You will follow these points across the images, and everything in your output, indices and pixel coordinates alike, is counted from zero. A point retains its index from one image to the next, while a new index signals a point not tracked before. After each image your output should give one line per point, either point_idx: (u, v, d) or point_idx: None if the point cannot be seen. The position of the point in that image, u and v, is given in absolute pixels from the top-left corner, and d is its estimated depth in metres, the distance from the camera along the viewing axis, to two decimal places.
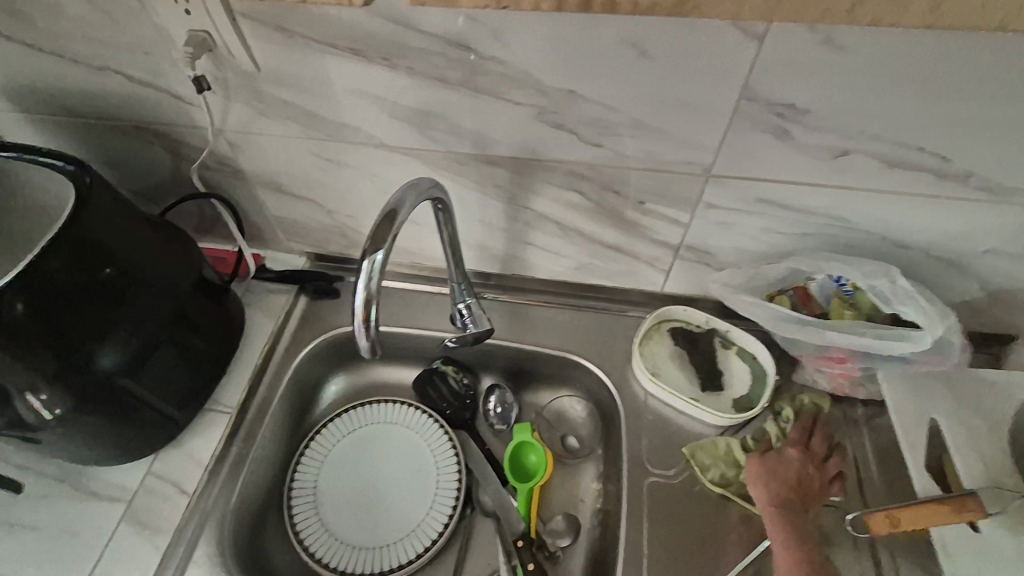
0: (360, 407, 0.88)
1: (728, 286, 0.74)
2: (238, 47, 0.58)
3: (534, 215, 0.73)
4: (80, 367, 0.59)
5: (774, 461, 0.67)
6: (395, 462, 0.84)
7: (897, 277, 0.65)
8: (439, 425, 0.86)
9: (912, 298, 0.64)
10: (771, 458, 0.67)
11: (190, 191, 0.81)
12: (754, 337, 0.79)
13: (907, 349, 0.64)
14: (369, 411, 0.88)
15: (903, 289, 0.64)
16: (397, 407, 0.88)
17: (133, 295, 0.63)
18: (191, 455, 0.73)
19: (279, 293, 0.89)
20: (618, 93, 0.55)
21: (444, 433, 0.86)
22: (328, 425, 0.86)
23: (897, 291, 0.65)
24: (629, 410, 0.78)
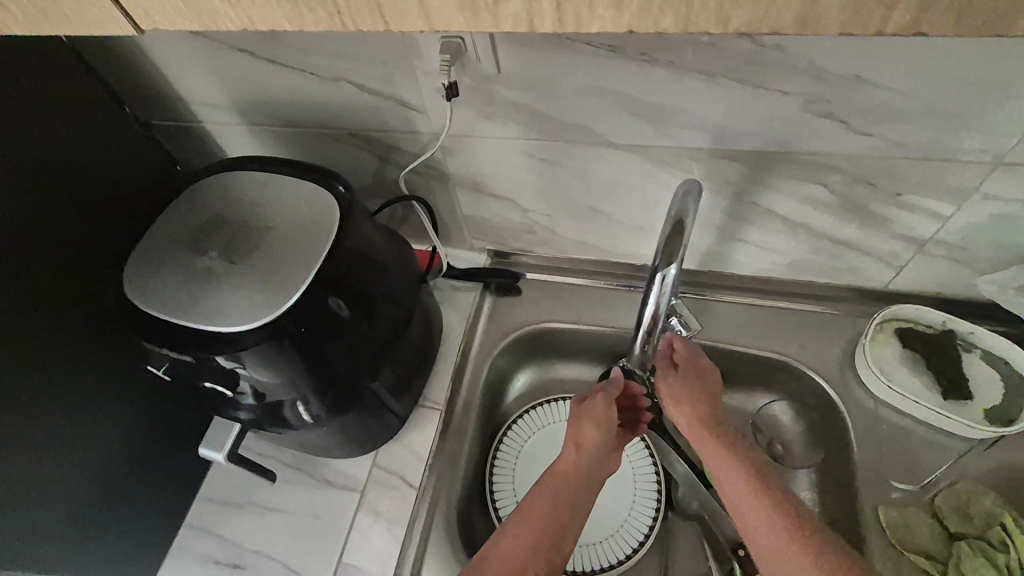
0: (549, 403, 0.86)
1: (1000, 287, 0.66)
2: (485, 53, 0.57)
3: (759, 211, 0.68)
4: (339, 380, 0.61)
5: (699, 381, 0.69)
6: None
7: None
8: None
9: None
10: (704, 387, 0.69)
11: (390, 193, 0.82)
12: (1006, 339, 0.70)
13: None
14: (557, 407, 0.86)
15: None
16: None
17: (377, 308, 0.63)
18: (411, 449, 0.76)
19: (465, 290, 0.90)
20: (918, 77, 0.50)
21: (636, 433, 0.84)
22: (518, 421, 0.86)
23: None
24: (856, 417, 0.72)
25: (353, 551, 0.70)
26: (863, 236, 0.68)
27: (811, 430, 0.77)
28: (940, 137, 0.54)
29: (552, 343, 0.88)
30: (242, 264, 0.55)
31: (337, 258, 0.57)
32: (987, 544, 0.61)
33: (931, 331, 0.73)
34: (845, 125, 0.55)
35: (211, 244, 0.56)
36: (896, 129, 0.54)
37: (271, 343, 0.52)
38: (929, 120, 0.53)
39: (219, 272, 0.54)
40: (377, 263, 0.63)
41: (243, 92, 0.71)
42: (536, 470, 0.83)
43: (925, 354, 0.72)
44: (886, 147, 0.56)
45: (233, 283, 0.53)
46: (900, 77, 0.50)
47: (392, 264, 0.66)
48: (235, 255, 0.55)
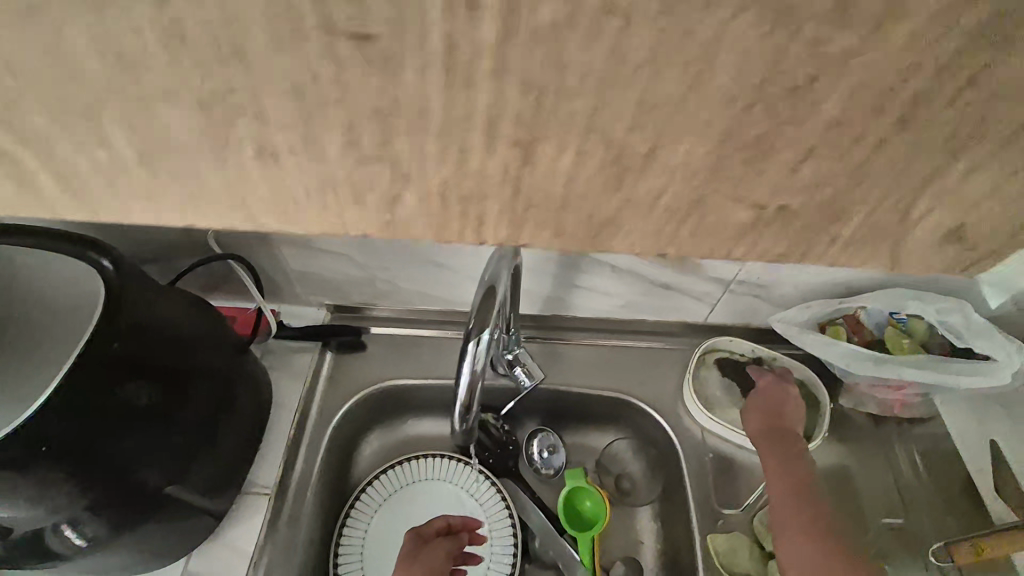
0: (404, 464, 0.80)
1: (789, 323, 0.74)
2: None
3: (588, 259, 0.70)
4: (125, 493, 0.52)
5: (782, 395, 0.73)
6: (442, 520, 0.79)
7: (970, 311, 0.66)
8: (482, 474, 0.80)
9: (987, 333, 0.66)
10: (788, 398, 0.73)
11: (203, 251, 0.73)
12: (802, 362, 0.78)
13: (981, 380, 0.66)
14: (413, 467, 0.80)
15: (977, 325, 0.66)
16: (440, 462, 0.81)
17: (181, 392, 0.56)
18: (233, 547, 0.66)
19: (302, 351, 0.82)
20: None
21: (490, 480, 0.80)
22: (373, 482, 0.78)
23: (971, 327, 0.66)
24: (688, 449, 0.77)
25: None
26: (682, 279, 0.73)
27: (653, 463, 0.81)
28: None
29: (402, 400, 0.83)
30: None
31: (108, 346, 0.48)
32: None
33: (744, 358, 0.80)
34: None
35: None
36: None
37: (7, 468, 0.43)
38: None
39: None
40: (178, 343, 0.56)
41: None
42: (387, 541, 0.76)
43: (741, 381, 0.79)
44: None
45: None
46: None
47: (199, 340, 0.59)
48: None
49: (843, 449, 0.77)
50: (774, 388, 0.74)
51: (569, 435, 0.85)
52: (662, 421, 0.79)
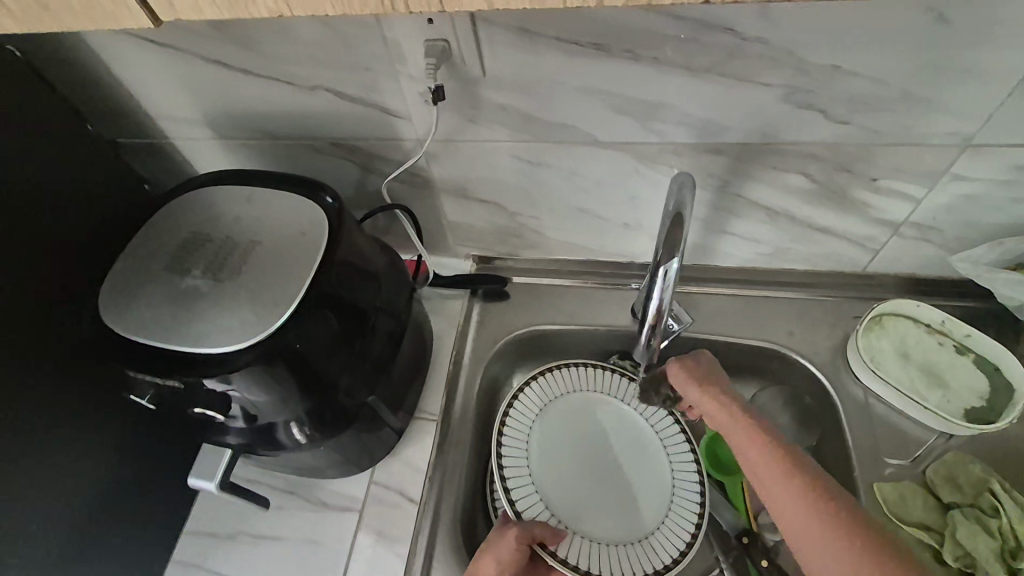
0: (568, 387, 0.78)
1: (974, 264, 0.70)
2: (472, 54, 0.56)
3: (742, 202, 0.70)
4: (335, 401, 0.59)
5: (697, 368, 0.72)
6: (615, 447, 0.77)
7: None
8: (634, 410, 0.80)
9: None
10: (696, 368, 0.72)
11: (373, 203, 0.80)
12: (1000, 345, 0.70)
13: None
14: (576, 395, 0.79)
15: None
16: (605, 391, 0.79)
17: (375, 321, 0.61)
18: (410, 463, 0.74)
19: (454, 298, 0.88)
20: (891, 66, 0.52)
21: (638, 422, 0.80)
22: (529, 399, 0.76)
23: None
24: (845, 399, 0.74)
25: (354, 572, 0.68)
26: (843, 222, 0.70)
27: (803, 412, 0.79)
28: (912, 122, 0.56)
29: (546, 346, 0.87)
30: (229, 281, 0.52)
31: (333, 268, 0.54)
32: (976, 509, 0.62)
33: (929, 328, 0.74)
34: (825, 115, 0.57)
35: (196, 263, 0.53)
36: (874, 117, 0.56)
37: (263, 366, 0.49)
38: (906, 104, 0.55)
39: (206, 291, 0.52)
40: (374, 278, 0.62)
41: (213, 105, 0.68)
42: (560, 464, 0.74)
43: (922, 349, 0.74)
44: (862, 135, 0.59)
45: (218, 305, 0.51)
46: (875, 64, 0.52)
47: (389, 279, 0.65)
48: (222, 274, 0.53)
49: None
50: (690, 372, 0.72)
51: None
52: (817, 372, 0.76)
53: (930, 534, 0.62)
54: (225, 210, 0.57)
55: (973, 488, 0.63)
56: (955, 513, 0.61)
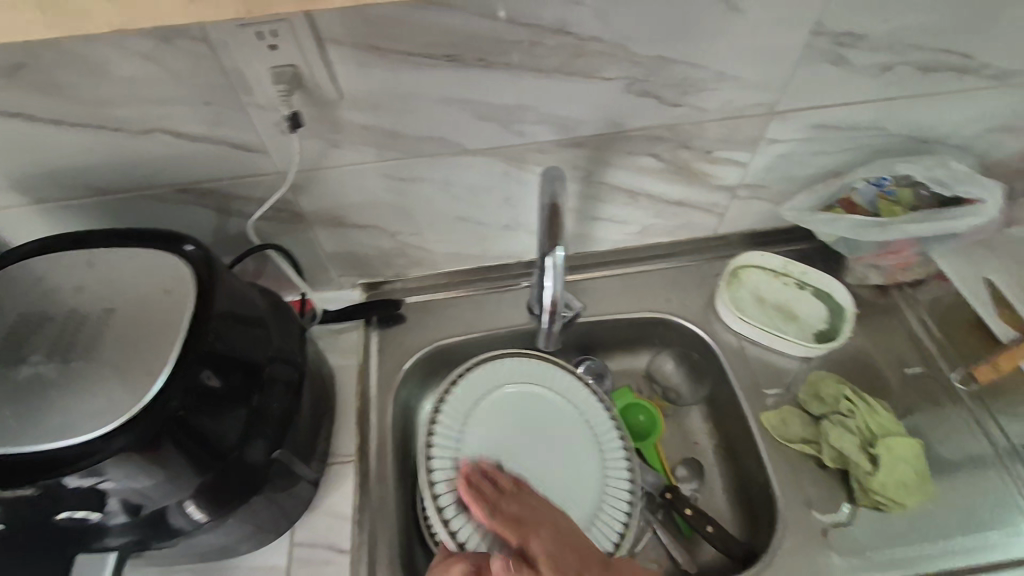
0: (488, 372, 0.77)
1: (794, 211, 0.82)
2: (323, 76, 0.55)
3: (606, 188, 0.76)
4: (239, 465, 0.53)
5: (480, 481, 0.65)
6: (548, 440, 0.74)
7: (946, 163, 0.75)
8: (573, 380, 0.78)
9: (967, 178, 0.75)
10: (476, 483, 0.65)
11: (239, 247, 0.74)
12: (828, 275, 0.84)
13: (965, 224, 0.76)
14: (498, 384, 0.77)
15: (955, 172, 0.75)
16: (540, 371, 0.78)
17: (269, 372, 0.56)
18: (333, 514, 0.69)
19: (348, 330, 0.84)
20: (705, 52, 0.60)
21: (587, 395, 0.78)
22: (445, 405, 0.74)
23: (951, 176, 0.76)
24: (724, 349, 0.83)
25: None
26: (693, 192, 0.79)
27: (692, 365, 0.87)
28: (729, 98, 0.65)
29: (451, 360, 0.86)
30: (84, 360, 0.45)
31: (212, 321, 0.49)
32: (838, 415, 0.73)
33: (775, 273, 0.86)
34: (660, 100, 0.64)
35: (35, 346, 0.46)
36: (699, 97, 0.65)
37: (142, 446, 0.43)
38: (722, 83, 0.63)
39: (53, 376, 0.45)
40: (259, 323, 0.56)
41: (20, 165, 0.58)
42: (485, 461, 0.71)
43: (773, 291, 0.86)
44: (694, 114, 0.67)
45: (73, 388, 0.44)
46: (693, 52, 0.59)
47: (275, 323, 0.60)
48: (71, 353, 0.46)
49: (859, 320, 0.84)
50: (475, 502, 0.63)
51: (609, 363, 0.90)
52: (697, 328, 0.85)
53: (811, 446, 0.72)
54: (62, 279, 0.50)
55: (834, 398, 0.74)
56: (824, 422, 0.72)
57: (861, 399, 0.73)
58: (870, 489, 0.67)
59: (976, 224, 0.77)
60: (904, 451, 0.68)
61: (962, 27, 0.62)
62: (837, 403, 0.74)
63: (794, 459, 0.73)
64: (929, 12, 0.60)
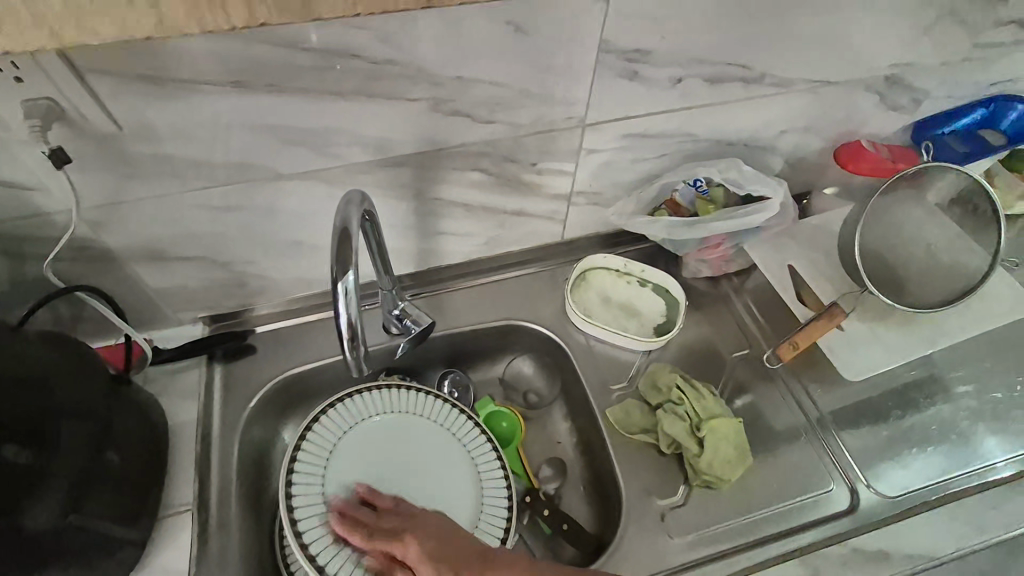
0: (362, 395, 0.75)
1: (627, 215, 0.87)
2: (92, 106, 0.52)
3: (442, 204, 0.77)
4: (17, 532, 0.50)
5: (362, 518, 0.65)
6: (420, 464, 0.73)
7: (742, 167, 0.85)
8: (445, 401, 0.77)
9: (758, 178, 0.85)
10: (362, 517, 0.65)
11: (42, 292, 0.68)
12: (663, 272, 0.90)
13: (764, 217, 0.85)
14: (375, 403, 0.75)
15: (749, 173, 0.85)
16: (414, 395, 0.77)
17: (52, 430, 0.54)
18: (165, 567, 0.65)
19: (187, 369, 0.79)
20: (503, 71, 0.62)
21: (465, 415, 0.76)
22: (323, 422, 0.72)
23: (744, 176, 0.85)
24: (575, 350, 0.86)
25: None
26: (530, 203, 0.82)
27: (550, 368, 0.90)
28: (539, 113, 0.69)
29: (307, 389, 0.84)
30: None
31: None
32: (672, 402, 0.78)
33: (618, 273, 0.91)
34: (472, 118, 0.66)
35: None
36: (509, 113, 0.67)
37: None
38: (528, 100, 0.66)
39: None
40: (38, 379, 0.54)
41: None
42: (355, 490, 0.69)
43: (618, 291, 0.90)
44: (509, 129, 0.69)
45: None
46: (491, 72, 0.62)
47: (70, 376, 0.57)
48: None
49: (696, 311, 0.91)
50: (369, 539, 0.62)
51: (473, 374, 0.91)
52: (550, 332, 0.88)
53: (649, 436, 0.77)
54: None
55: (667, 387, 0.79)
56: (660, 412, 0.78)
57: (691, 386, 0.79)
58: (700, 469, 0.74)
59: (774, 215, 0.86)
60: (727, 431, 0.75)
61: (735, 42, 0.69)
62: (670, 391, 0.79)
63: (637, 451, 0.78)
64: (701, 29, 0.66)
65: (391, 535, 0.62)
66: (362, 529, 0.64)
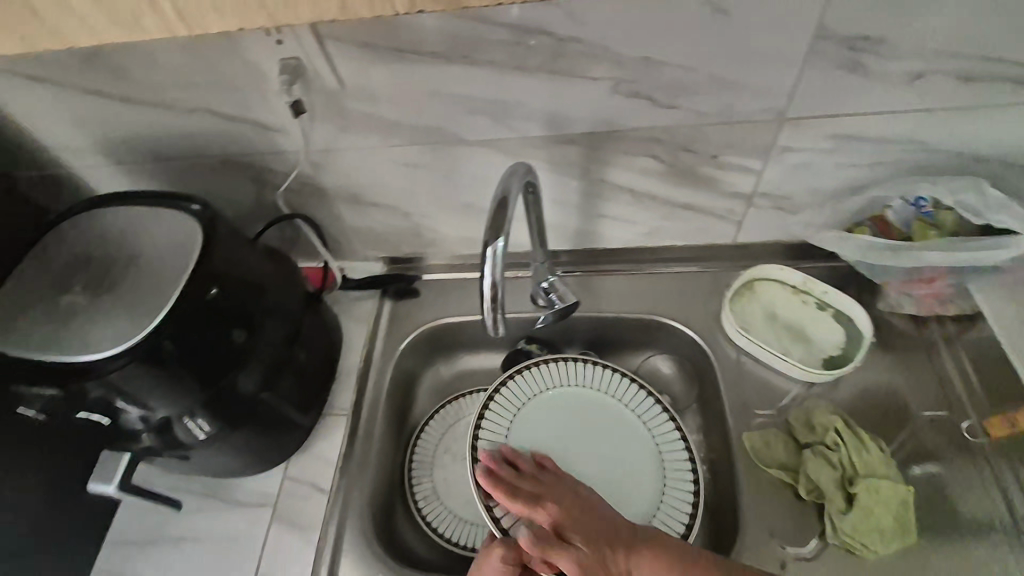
0: (545, 366, 0.79)
1: (817, 227, 0.77)
2: (326, 67, 0.62)
3: (608, 186, 0.76)
4: (228, 393, 0.64)
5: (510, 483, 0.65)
6: (598, 438, 0.76)
7: (985, 188, 0.68)
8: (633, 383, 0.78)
9: (1005, 207, 0.67)
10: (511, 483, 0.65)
11: (274, 215, 0.85)
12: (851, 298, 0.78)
13: (1006, 255, 0.68)
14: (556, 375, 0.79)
15: (993, 199, 0.68)
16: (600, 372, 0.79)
17: (261, 321, 0.67)
18: (320, 456, 0.78)
19: (365, 299, 0.93)
20: (696, 54, 0.58)
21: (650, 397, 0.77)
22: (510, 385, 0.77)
23: (987, 202, 0.68)
24: (722, 363, 0.80)
25: (268, 562, 0.71)
26: (703, 198, 0.76)
27: (691, 375, 0.85)
28: (728, 102, 0.63)
29: (455, 338, 0.92)
30: (107, 296, 0.57)
31: (210, 269, 0.60)
32: (824, 446, 0.69)
33: (794, 289, 0.81)
34: (653, 101, 0.63)
35: (77, 281, 0.58)
36: (694, 100, 0.63)
37: (138, 364, 0.54)
38: (717, 87, 0.62)
39: (85, 306, 0.57)
40: (257, 278, 0.67)
41: (103, 133, 0.71)
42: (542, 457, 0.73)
43: (788, 309, 0.81)
44: (691, 117, 0.65)
45: (96, 315, 0.56)
46: (681, 54, 0.58)
47: (275, 281, 0.70)
48: (101, 289, 0.58)
49: (882, 352, 0.77)
50: (525, 502, 0.64)
51: (609, 361, 0.91)
52: (698, 337, 0.82)
53: (786, 474, 0.69)
54: (108, 232, 0.62)
55: (823, 427, 0.69)
56: (806, 452, 0.68)
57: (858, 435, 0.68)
58: (839, 529, 0.63)
59: (1022, 255, 0.69)
60: (885, 497, 0.63)
61: (1012, 33, 0.55)
62: (824, 433, 0.69)
63: (767, 485, 0.69)
64: (961, 15, 0.54)
65: (535, 499, 0.64)
66: (520, 498, 0.64)
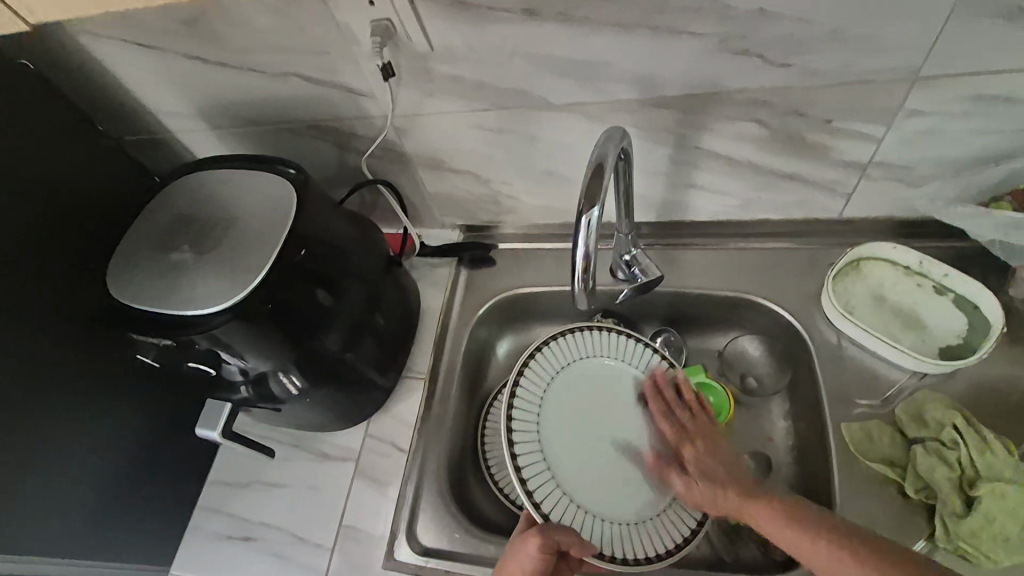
0: (572, 336, 0.75)
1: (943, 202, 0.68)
2: (415, 29, 0.60)
3: (701, 153, 0.71)
4: (317, 353, 0.66)
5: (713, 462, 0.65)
6: (623, 411, 0.74)
7: None
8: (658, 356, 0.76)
9: None
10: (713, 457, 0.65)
11: (357, 180, 0.86)
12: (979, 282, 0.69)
13: None
14: (581, 346, 0.76)
15: None
16: (621, 343, 0.76)
17: (344, 283, 0.68)
18: (399, 417, 0.81)
19: (441, 266, 0.93)
20: (820, 3, 0.52)
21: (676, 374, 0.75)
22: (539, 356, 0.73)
23: None
24: (818, 347, 0.74)
25: (351, 513, 0.75)
26: (808, 167, 0.70)
27: (780, 358, 0.80)
28: (851, 59, 0.56)
29: (529, 309, 0.91)
30: (209, 254, 0.60)
31: (300, 232, 0.62)
32: (938, 442, 0.63)
33: (907, 271, 0.73)
34: (762, 59, 0.58)
35: (182, 239, 0.62)
36: (810, 57, 0.57)
37: (238, 321, 0.57)
38: (838, 42, 0.55)
39: (189, 262, 0.60)
40: (341, 241, 0.68)
41: (201, 97, 0.74)
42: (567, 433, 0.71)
43: (899, 292, 0.73)
44: (805, 76, 0.59)
45: (199, 272, 0.59)
46: (800, 5, 0.52)
47: (358, 244, 0.72)
48: (204, 247, 0.61)
49: (1010, 345, 0.69)
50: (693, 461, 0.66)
51: (688, 339, 0.87)
52: (791, 319, 0.77)
53: (893, 469, 0.64)
54: (207, 194, 0.65)
55: (938, 422, 0.64)
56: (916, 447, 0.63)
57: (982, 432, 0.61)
58: (952, 532, 0.58)
59: None
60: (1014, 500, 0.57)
61: None
62: (941, 428, 0.63)
63: (868, 478, 0.65)
64: None
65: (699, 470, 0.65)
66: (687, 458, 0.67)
